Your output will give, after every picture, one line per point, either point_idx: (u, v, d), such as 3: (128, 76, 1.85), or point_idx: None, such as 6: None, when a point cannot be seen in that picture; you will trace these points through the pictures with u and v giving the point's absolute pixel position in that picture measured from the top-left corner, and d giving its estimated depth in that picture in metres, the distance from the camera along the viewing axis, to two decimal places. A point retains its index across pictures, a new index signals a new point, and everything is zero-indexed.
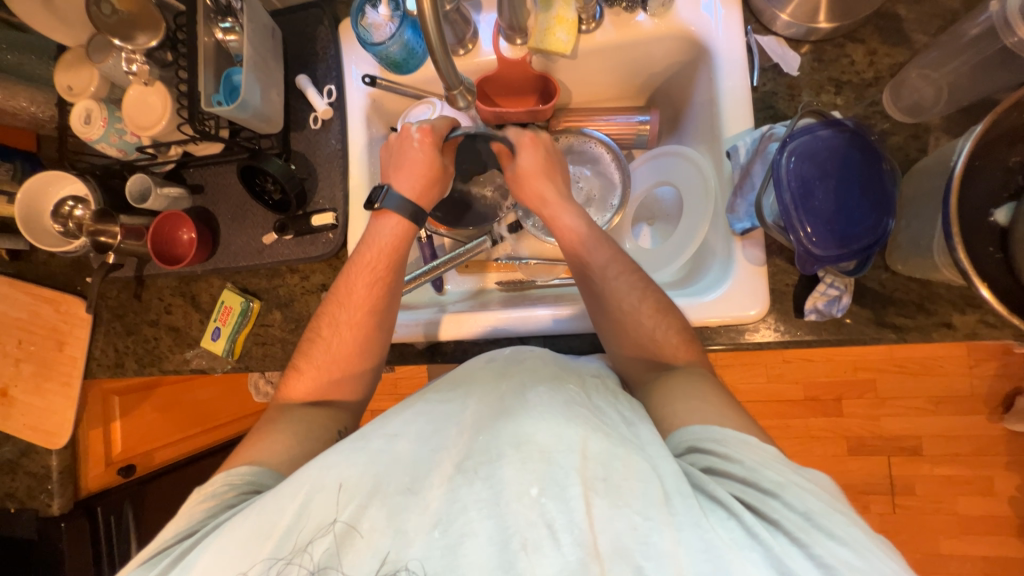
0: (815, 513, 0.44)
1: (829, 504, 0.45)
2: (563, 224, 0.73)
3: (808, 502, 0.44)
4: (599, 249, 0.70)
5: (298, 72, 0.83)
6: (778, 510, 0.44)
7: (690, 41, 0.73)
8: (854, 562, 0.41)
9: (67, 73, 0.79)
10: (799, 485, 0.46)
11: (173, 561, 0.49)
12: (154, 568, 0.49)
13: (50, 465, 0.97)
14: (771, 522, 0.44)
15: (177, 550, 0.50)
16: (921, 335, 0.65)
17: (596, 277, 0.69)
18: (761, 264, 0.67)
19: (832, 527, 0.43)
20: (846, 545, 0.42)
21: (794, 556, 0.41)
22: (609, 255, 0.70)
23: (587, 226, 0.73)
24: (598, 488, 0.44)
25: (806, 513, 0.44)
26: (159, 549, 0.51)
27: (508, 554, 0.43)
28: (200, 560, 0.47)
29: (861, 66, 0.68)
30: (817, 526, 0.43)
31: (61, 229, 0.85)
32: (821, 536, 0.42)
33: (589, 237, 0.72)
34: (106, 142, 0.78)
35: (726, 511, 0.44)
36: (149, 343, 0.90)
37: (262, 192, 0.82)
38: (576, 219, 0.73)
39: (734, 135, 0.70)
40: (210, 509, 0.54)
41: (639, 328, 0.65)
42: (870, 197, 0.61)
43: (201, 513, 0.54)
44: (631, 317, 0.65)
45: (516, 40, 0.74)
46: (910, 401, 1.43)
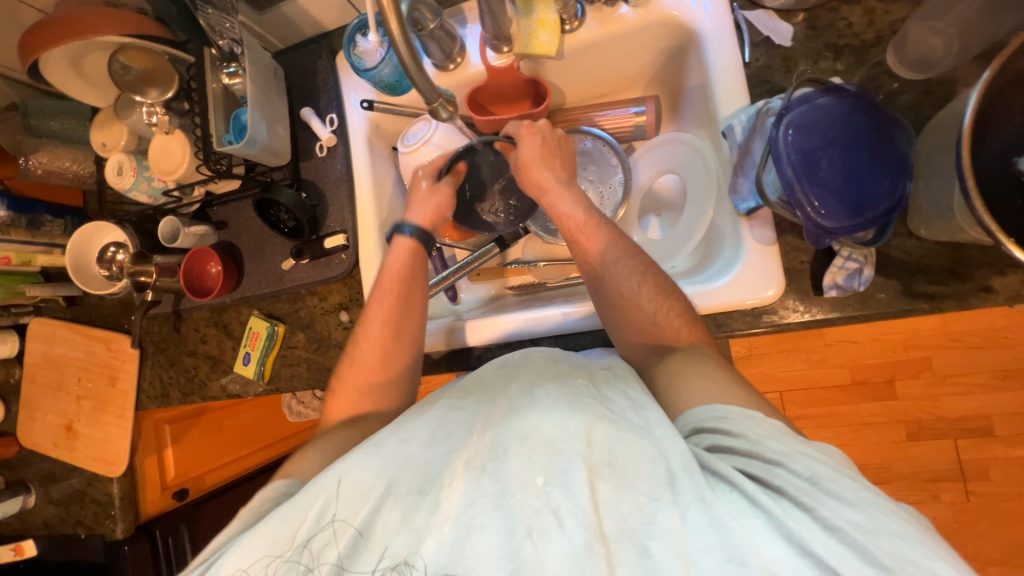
0: (822, 478, 0.42)
1: (838, 469, 0.43)
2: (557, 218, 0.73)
3: (814, 468, 0.43)
4: (597, 232, 0.70)
5: (302, 105, 0.88)
6: (783, 478, 0.42)
7: (675, 26, 0.72)
8: (860, 522, 0.40)
9: (101, 132, 0.87)
10: (806, 453, 0.44)
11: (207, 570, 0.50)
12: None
13: (112, 492, 1.05)
14: (775, 490, 0.42)
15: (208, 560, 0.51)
16: (957, 303, 0.60)
17: (596, 260, 0.69)
18: (773, 243, 0.65)
19: (840, 490, 0.41)
20: (854, 507, 0.40)
21: (799, 521, 0.40)
22: (608, 239, 0.69)
23: (585, 210, 0.72)
24: (602, 472, 0.44)
25: (812, 478, 0.42)
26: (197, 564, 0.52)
27: (515, 542, 0.43)
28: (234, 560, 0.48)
29: (860, 27, 0.65)
30: (825, 490, 0.41)
31: (107, 274, 0.93)
32: (828, 500, 0.41)
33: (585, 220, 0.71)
34: (138, 190, 0.85)
35: (729, 483, 0.43)
36: (190, 372, 0.96)
37: (278, 222, 0.87)
38: (573, 207, 0.72)
39: (730, 114, 0.67)
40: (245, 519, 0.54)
41: (640, 311, 0.63)
42: (882, 161, 0.58)
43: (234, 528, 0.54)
44: (631, 300, 0.64)
45: (502, 49, 0.76)
46: (972, 377, 1.32)
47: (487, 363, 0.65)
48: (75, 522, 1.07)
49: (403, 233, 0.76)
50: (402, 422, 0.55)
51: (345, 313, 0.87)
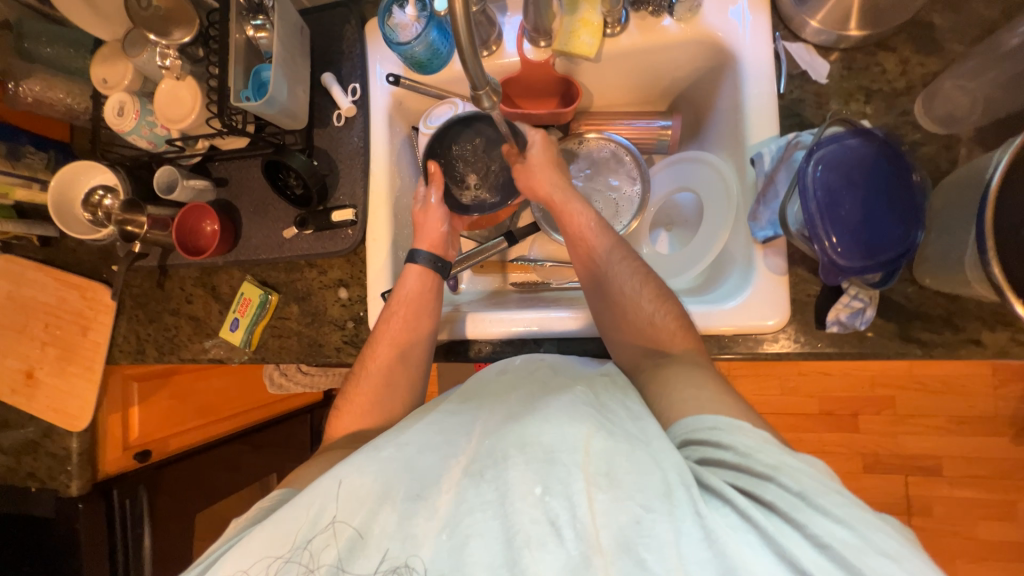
0: (811, 494, 0.42)
1: (826, 484, 0.44)
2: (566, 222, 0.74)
3: (804, 483, 0.43)
4: (603, 234, 0.72)
5: (324, 70, 0.85)
6: (774, 493, 0.43)
7: (716, 46, 0.72)
8: (849, 540, 0.40)
9: (103, 66, 0.81)
10: (796, 467, 0.44)
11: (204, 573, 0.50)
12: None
13: (70, 447, 1.00)
14: (766, 505, 0.43)
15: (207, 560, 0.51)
16: (947, 352, 0.63)
17: (599, 259, 0.71)
18: (783, 273, 0.66)
19: (827, 506, 0.42)
20: (843, 524, 0.41)
21: (788, 536, 0.40)
22: (613, 241, 0.71)
23: (594, 213, 0.74)
24: (600, 483, 0.44)
25: (802, 494, 0.43)
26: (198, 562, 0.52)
27: (513, 550, 0.42)
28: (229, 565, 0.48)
29: (893, 75, 0.67)
30: (814, 506, 0.42)
31: (91, 218, 0.87)
32: (816, 516, 0.41)
33: (594, 225, 0.73)
34: (138, 134, 0.80)
35: (721, 499, 0.43)
36: (170, 331, 0.92)
37: (285, 186, 0.83)
38: (586, 213, 0.74)
39: (759, 142, 0.69)
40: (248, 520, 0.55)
41: (638, 312, 0.65)
42: (898, 208, 0.59)
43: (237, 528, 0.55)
44: (630, 300, 0.66)
45: (540, 43, 0.74)
46: (930, 419, 1.39)
47: (489, 368, 0.66)
48: (26, 474, 1.02)
49: (418, 261, 0.77)
50: (397, 427, 0.55)
51: (344, 290, 0.84)
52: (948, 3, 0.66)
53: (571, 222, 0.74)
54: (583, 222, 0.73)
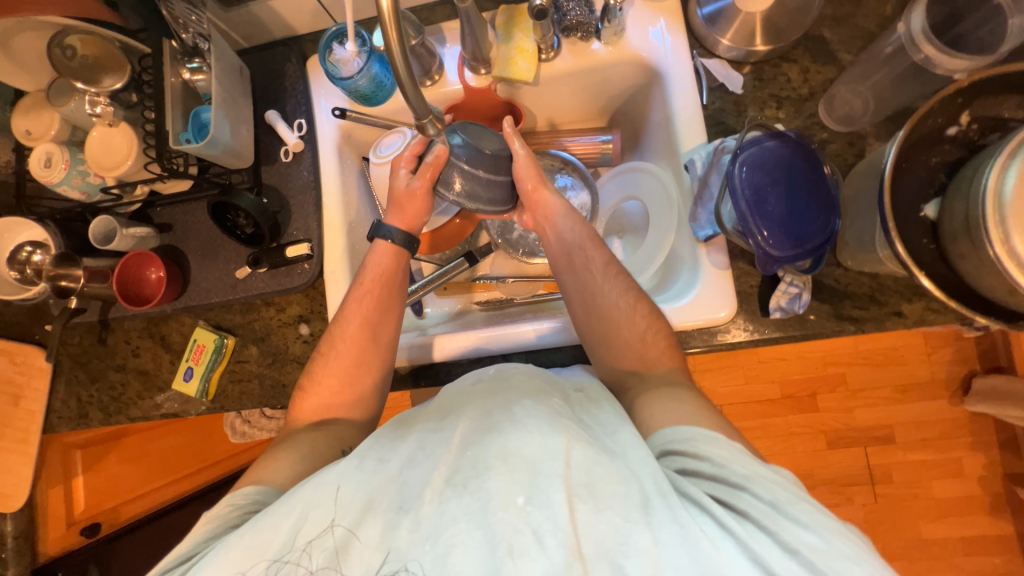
0: (781, 502, 0.45)
1: (793, 493, 0.47)
2: (556, 235, 0.74)
3: (775, 493, 0.46)
4: (594, 249, 0.72)
5: (267, 108, 0.85)
6: (747, 501, 0.46)
7: (642, 65, 0.78)
8: (818, 546, 0.42)
9: (26, 118, 0.78)
10: (765, 477, 0.47)
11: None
12: None
13: (3, 531, 0.90)
14: (740, 514, 0.45)
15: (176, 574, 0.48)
16: (876, 325, 0.69)
17: (595, 273, 0.71)
18: (726, 267, 0.71)
19: (797, 514, 0.44)
20: (811, 530, 0.43)
21: (759, 541, 0.43)
22: (603, 258, 0.72)
23: (581, 231, 0.74)
24: (581, 494, 0.45)
25: (774, 503, 0.45)
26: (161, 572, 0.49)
27: (496, 560, 0.42)
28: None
29: (797, 82, 0.75)
30: (784, 515, 0.44)
31: (18, 276, 0.82)
32: (787, 522, 0.44)
33: (588, 239, 0.73)
34: (68, 185, 0.76)
35: (698, 506, 0.45)
36: (116, 390, 0.86)
37: (234, 227, 0.82)
38: (577, 229, 0.74)
39: (690, 150, 0.74)
40: (212, 531, 0.52)
41: (632, 329, 0.67)
42: (816, 200, 0.65)
43: (200, 537, 0.52)
44: (625, 317, 0.67)
45: (480, 70, 0.78)
46: (878, 391, 1.50)
47: (464, 378, 0.65)
48: None
49: (384, 235, 0.74)
50: (384, 441, 0.54)
51: (305, 326, 0.82)
52: (835, 19, 0.75)
53: (562, 237, 0.74)
54: (576, 237, 0.73)
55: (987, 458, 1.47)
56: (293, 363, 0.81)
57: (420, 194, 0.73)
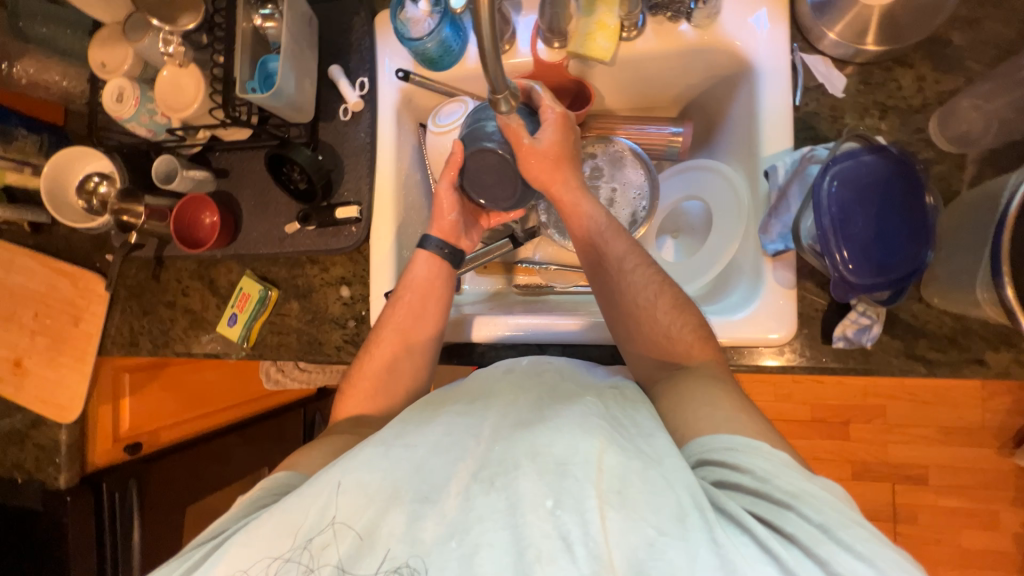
0: (832, 526, 0.43)
1: (847, 515, 0.44)
2: (581, 224, 0.70)
3: (824, 515, 0.44)
4: (615, 240, 0.69)
5: (331, 62, 0.83)
6: (793, 523, 0.43)
7: (732, 54, 0.71)
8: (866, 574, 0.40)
9: (102, 49, 0.79)
10: (815, 496, 0.45)
11: (211, 551, 0.50)
12: (190, 559, 0.50)
13: (59, 438, 0.99)
14: (786, 536, 0.43)
15: (207, 548, 0.51)
16: (951, 371, 0.63)
17: (614, 270, 0.68)
18: (791, 286, 0.66)
19: (850, 540, 0.42)
20: (864, 560, 0.41)
21: (806, 566, 0.41)
22: (626, 247, 0.69)
23: (606, 219, 0.71)
24: (613, 501, 0.44)
25: (823, 526, 0.43)
26: (201, 539, 0.53)
27: (524, 564, 0.42)
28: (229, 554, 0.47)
29: (909, 91, 0.67)
30: (835, 539, 0.42)
31: (86, 205, 0.85)
32: (836, 549, 0.42)
33: (608, 231, 0.70)
34: (137, 122, 0.78)
35: (740, 527, 0.43)
36: (165, 325, 0.90)
37: (288, 181, 0.82)
38: (598, 219, 0.70)
39: (772, 155, 0.68)
40: (243, 511, 0.54)
41: (655, 324, 0.64)
42: (909, 227, 0.59)
43: (233, 514, 0.54)
44: (646, 313, 0.65)
45: (554, 43, 0.73)
46: (920, 429, 1.41)
47: (496, 367, 0.65)
48: (11, 466, 1.00)
49: (426, 247, 0.75)
50: (410, 424, 0.54)
51: (346, 289, 0.83)
52: (967, 21, 0.66)
53: (581, 232, 0.71)
54: (596, 229, 0.70)
55: None
56: (332, 323, 0.82)
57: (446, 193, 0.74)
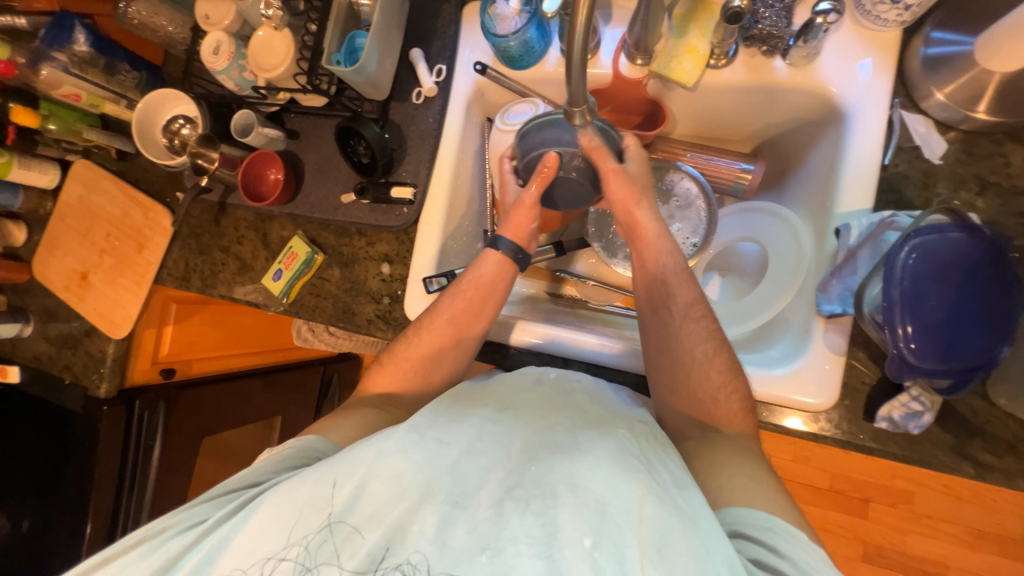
0: None
1: None
2: (650, 262, 0.68)
3: None
4: (685, 285, 0.66)
5: (413, 45, 0.84)
6: None
7: (824, 99, 0.67)
8: None
9: (208, 3, 0.83)
10: None
11: (245, 502, 0.52)
12: (222, 507, 0.52)
13: (106, 351, 1.07)
14: None
15: (243, 496, 0.53)
16: (1003, 478, 0.58)
17: (676, 313, 0.65)
18: (841, 353, 0.62)
19: None
20: None
21: None
22: (693, 296, 0.66)
23: (680, 263, 0.68)
24: (654, 558, 0.41)
25: None
26: (228, 489, 0.54)
27: None
28: (261, 510, 0.49)
29: (1016, 170, 0.61)
30: None
31: (168, 144, 0.91)
32: None
33: (677, 276, 0.67)
34: (226, 75, 0.83)
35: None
36: (216, 266, 0.95)
37: (353, 153, 0.84)
38: (669, 262, 0.68)
39: (847, 212, 0.64)
40: (278, 466, 0.56)
41: (704, 381, 0.61)
42: (988, 315, 0.55)
43: (267, 466, 0.57)
44: (698, 367, 0.62)
45: (637, 60, 0.72)
46: (948, 525, 1.31)
47: (522, 373, 0.66)
48: (62, 367, 1.09)
49: (499, 247, 0.72)
50: (442, 418, 0.54)
51: (387, 267, 0.85)
52: None
53: (650, 268, 0.68)
54: (665, 270, 0.67)
55: None
56: (369, 297, 0.85)
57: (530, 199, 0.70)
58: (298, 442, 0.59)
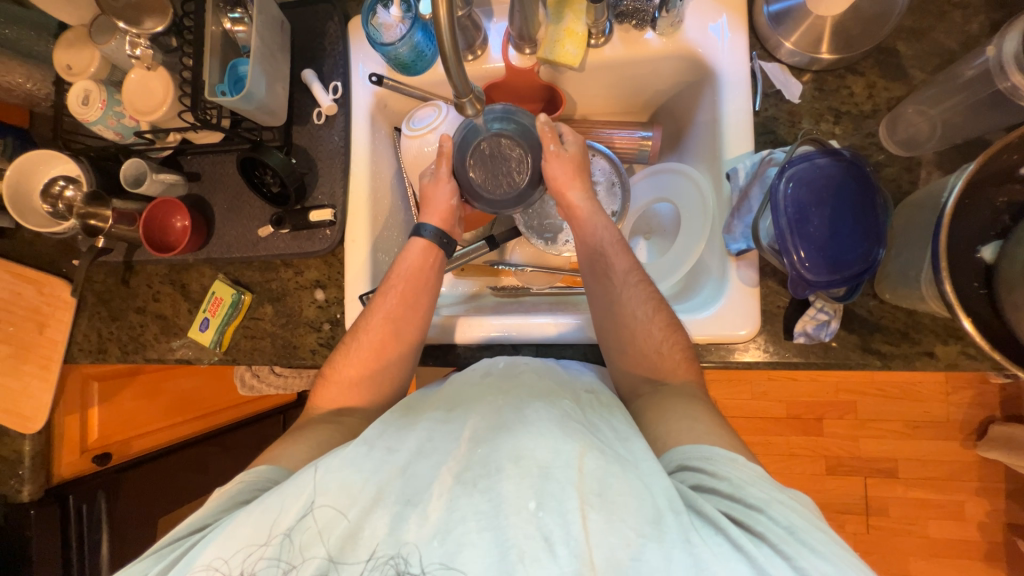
0: (799, 529, 0.45)
1: (812, 522, 0.46)
2: (589, 236, 0.73)
3: (792, 518, 0.46)
4: (621, 254, 0.71)
5: (304, 66, 0.83)
6: (764, 524, 0.45)
7: (695, 61, 0.74)
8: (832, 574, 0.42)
9: (68, 52, 0.78)
10: (783, 502, 0.47)
11: (184, 553, 0.50)
12: (162, 560, 0.50)
13: (22, 450, 0.96)
14: (757, 536, 0.45)
15: (185, 545, 0.51)
16: (903, 363, 0.66)
17: (616, 279, 0.69)
18: (755, 284, 0.68)
19: (815, 543, 0.44)
20: (829, 560, 0.43)
21: (777, 566, 0.42)
22: (629, 264, 0.71)
23: (612, 235, 0.73)
24: (594, 503, 0.45)
25: (790, 528, 0.45)
26: (172, 539, 0.52)
27: (506, 565, 0.42)
28: (203, 554, 0.47)
29: (860, 98, 0.70)
30: (802, 541, 0.44)
31: (50, 210, 0.83)
32: (805, 550, 0.43)
33: (612, 245, 0.72)
34: (103, 125, 0.77)
35: (713, 527, 0.45)
36: (134, 330, 0.88)
37: (261, 184, 0.82)
38: (606, 235, 0.73)
39: (735, 157, 0.71)
40: (222, 505, 0.54)
41: (648, 338, 0.66)
42: (862, 225, 0.62)
43: (211, 508, 0.54)
44: (642, 327, 0.66)
45: (525, 50, 0.75)
46: (888, 423, 1.46)
47: (471, 370, 0.67)
48: None
49: (424, 234, 0.74)
50: (392, 426, 0.55)
51: (321, 292, 0.83)
52: (912, 32, 0.69)
53: (588, 241, 0.73)
54: (602, 242, 0.72)
55: (991, 506, 1.43)
56: (307, 326, 0.82)
57: (445, 181, 0.75)
58: (246, 475, 0.57)
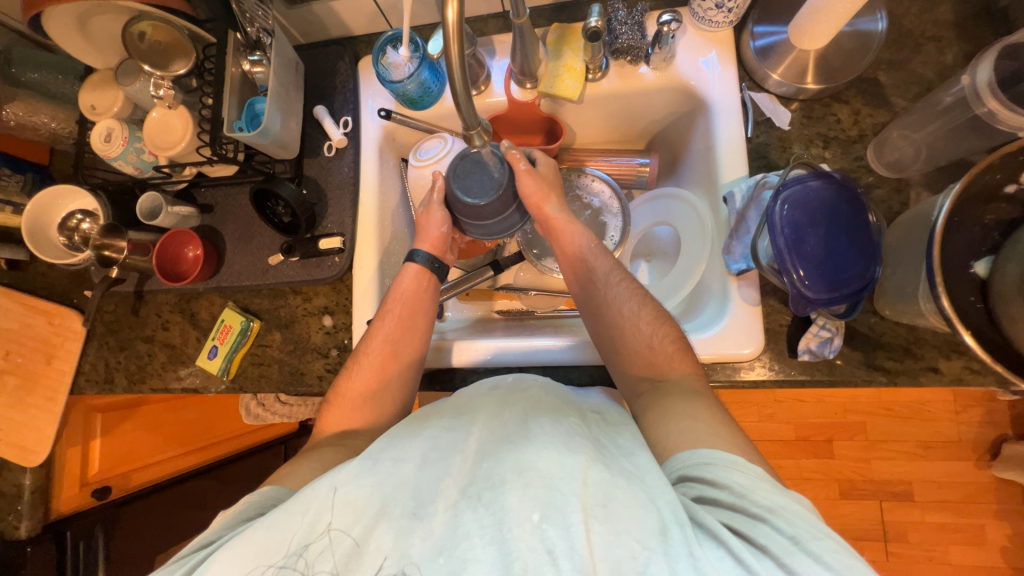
0: (804, 538, 0.44)
1: (818, 528, 0.46)
2: (568, 247, 0.76)
3: (796, 527, 0.45)
4: (601, 257, 0.74)
5: (316, 103, 0.87)
6: (766, 535, 0.45)
7: (688, 93, 0.78)
8: None
9: (93, 93, 0.82)
10: (787, 508, 0.46)
11: (195, 566, 0.50)
12: (177, 570, 0.50)
13: (22, 484, 0.94)
14: (758, 548, 0.44)
15: (193, 560, 0.51)
16: (909, 379, 0.67)
17: (599, 283, 0.72)
18: (756, 303, 0.70)
19: (820, 552, 0.43)
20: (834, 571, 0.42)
21: None
22: (610, 264, 0.73)
23: (591, 241, 0.75)
24: (597, 515, 0.45)
25: (794, 537, 0.44)
26: (183, 555, 0.52)
27: None
28: (211, 568, 0.48)
29: (846, 124, 0.73)
30: (806, 551, 0.43)
31: (66, 241, 0.86)
32: (807, 560, 0.43)
33: (592, 251, 0.74)
34: (124, 160, 0.80)
35: (715, 540, 0.45)
36: (143, 359, 0.89)
37: (272, 215, 0.84)
38: (584, 241, 0.75)
39: (730, 181, 0.74)
40: (228, 521, 0.54)
41: (637, 335, 0.67)
42: (857, 244, 0.64)
43: (222, 523, 0.54)
44: (629, 324, 0.67)
45: (526, 84, 0.79)
46: (899, 444, 1.44)
47: (479, 384, 0.67)
48: None
49: (415, 260, 0.77)
50: (397, 437, 0.56)
51: (329, 318, 0.84)
52: (891, 63, 0.74)
53: (569, 250, 0.75)
54: (581, 249, 0.75)
55: (1012, 530, 1.39)
56: (314, 352, 0.83)
57: (438, 211, 0.76)
58: (252, 498, 0.57)
